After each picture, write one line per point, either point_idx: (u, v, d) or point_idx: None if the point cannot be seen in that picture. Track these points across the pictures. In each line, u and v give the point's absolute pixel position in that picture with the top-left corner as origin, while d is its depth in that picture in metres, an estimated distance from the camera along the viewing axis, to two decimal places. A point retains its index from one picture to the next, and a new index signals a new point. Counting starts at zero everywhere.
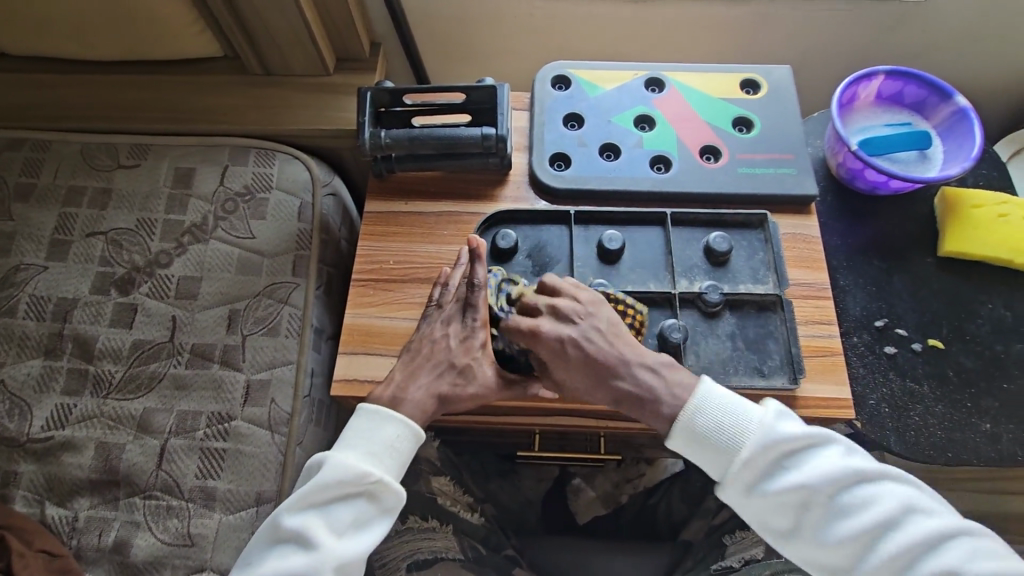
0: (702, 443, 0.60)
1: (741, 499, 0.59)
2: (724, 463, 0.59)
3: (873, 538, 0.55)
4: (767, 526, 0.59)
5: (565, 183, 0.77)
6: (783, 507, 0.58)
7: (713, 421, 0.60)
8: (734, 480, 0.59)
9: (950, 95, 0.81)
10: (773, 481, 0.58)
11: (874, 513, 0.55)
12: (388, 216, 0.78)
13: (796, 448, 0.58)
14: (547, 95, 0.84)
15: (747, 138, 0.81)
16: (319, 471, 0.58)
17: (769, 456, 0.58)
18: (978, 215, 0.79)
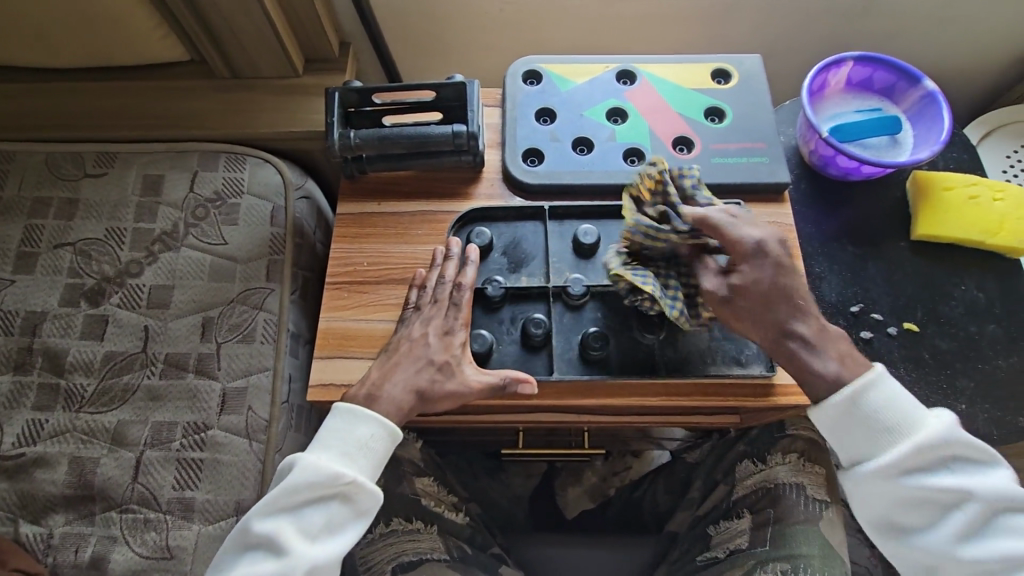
0: (859, 420, 0.60)
1: (879, 487, 0.59)
2: (884, 444, 0.59)
3: (1008, 566, 0.57)
4: (895, 520, 0.60)
5: (538, 179, 0.77)
6: (921, 503, 0.59)
7: (877, 405, 0.59)
8: (882, 468, 0.59)
9: (918, 79, 0.81)
10: (940, 482, 0.58)
11: (1015, 544, 0.57)
12: (361, 218, 0.77)
13: (971, 457, 0.59)
14: (519, 91, 0.84)
15: (719, 128, 0.81)
16: (290, 474, 0.58)
17: (939, 454, 0.59)
18: (949, 197, 0.80)
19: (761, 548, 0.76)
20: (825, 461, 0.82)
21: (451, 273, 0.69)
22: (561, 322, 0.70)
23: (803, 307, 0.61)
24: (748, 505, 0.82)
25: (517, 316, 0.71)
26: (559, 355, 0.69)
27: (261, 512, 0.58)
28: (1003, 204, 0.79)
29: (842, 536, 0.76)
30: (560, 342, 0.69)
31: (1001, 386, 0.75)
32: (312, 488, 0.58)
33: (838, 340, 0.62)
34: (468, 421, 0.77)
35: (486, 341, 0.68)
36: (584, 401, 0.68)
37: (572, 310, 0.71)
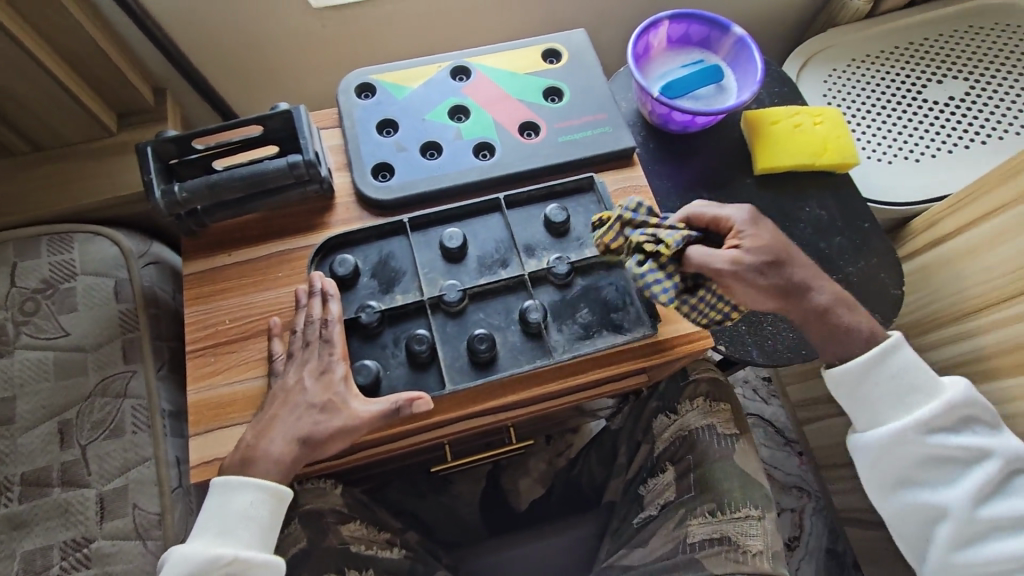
0: (892, 383, 0.70)
1: (913, 442, 0.70)
2: (895, 411, 0.70)
3: (1011, 526, 0.69)
4: (914, 477, 0.71)
5: (392, 194, 0.74)
6: (941, 459, 0.70)
7: (906, 366, 0.70)
8: (916, 421, 0.69)
9: (727, 27, 0.86)
10: (954, 442, 0.70)
11: (1016, 504, 0.69)
12: (214, 273, 0.71)
13: (984, 421, 0.72)
14: (354, 107, 0.80)
15: (560, 106, 0.81)
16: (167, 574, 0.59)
17: (954, 415, 0.70)
18: (777, 130, 0.86)
19: (688, 495, 0.80)
20: (728, 396, 0.86)
21: (302, 316, 0.66)
22: (444, 333, 0.68)
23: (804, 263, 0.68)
24: (669, 458, 0.84)
25: (400, 337, 0.68)
26: (449, 366, 0.66)
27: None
28: (824, 126, 0.86)
29: (755, 462, 0.80)
30: (447, 352, 0.67)
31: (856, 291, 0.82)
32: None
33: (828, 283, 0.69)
34: (390, 450, 0.75)
35: (373, 371, 0.65)
36: (488, 402, 0.66)
37: (454, 317, 0.69)
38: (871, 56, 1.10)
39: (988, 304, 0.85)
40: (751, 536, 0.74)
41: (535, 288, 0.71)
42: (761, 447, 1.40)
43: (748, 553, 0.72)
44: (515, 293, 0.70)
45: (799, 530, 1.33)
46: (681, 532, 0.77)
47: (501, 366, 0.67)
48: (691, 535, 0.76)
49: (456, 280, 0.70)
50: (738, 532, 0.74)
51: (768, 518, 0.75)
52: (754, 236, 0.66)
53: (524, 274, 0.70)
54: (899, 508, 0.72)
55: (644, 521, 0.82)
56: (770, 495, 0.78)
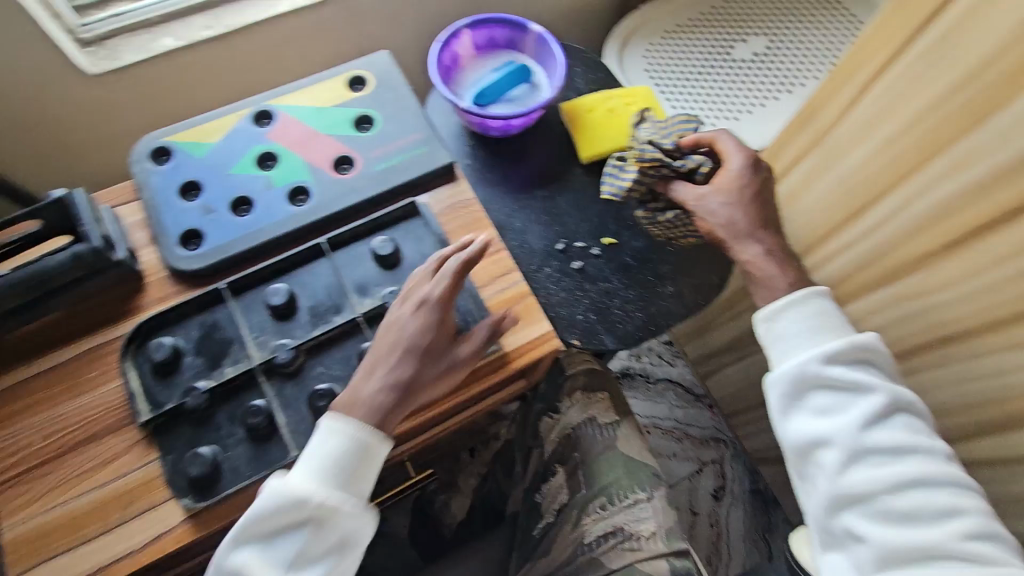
0: (807, 321, 0.66)
1: (804, 369, 0.63)
2: (801, 343, 0.65)
3: (904, 469, 0.59)
4: (805, 410, 0.64)
5: (202, 261, 0.69)
6: (833, 388, 0.63)
7: (815, 310, 0.66)
8: (813, 353, 0.64)
9: (525, 25, 0.87)
10: (846, 374, 0.63)
11: (908, 447, 0.60)
12: (17, 390, 0.65)
13: (883, 370, 0.65)
14: (151, 175, 0.74)
15: (372, 134, 0.79)
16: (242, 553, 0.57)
17: (856, 351, 0.64)
18: (593, 117, 0.89)
19: (580, 493, 0.82)
20: (605, 385, 0.89)
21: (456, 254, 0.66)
22: (283, 397, 0.64)
23: (726, 206, 0.73)
24: (558, 459, 0.86)
25: (236, 413, 0.64)
26: (294, 431, 0.63)
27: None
28: (636, 105, 0.89)
29: (639, 444, 0.85)
30: (290, 418, 0.64)
31: (698, 255, 0.84)
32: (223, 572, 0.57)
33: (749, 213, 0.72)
34: None
35: (211, 458, 0.60)
36: None
37: (293, 377, 0.65)
38: (681, 26, 1.15)
39: (815, 242, 0.87)
40: (642, 520, 0.77)
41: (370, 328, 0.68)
42: (674, 409, 1.44)
43: (641, 539, 0.75)
44: (353, 337, 0.68)
45: (723, 479, 1.39)
46: (578, 533, 0.79)
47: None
48: (587, 535, 0.78)
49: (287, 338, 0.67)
50: (628, 521, 0.77)
51: (656, 497, 0.79)
52: (730, 174, 0.74)
53: (356, 316, 0.68)
54: (787, 432, 0.64)
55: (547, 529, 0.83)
56: (655, 474, 0.82)
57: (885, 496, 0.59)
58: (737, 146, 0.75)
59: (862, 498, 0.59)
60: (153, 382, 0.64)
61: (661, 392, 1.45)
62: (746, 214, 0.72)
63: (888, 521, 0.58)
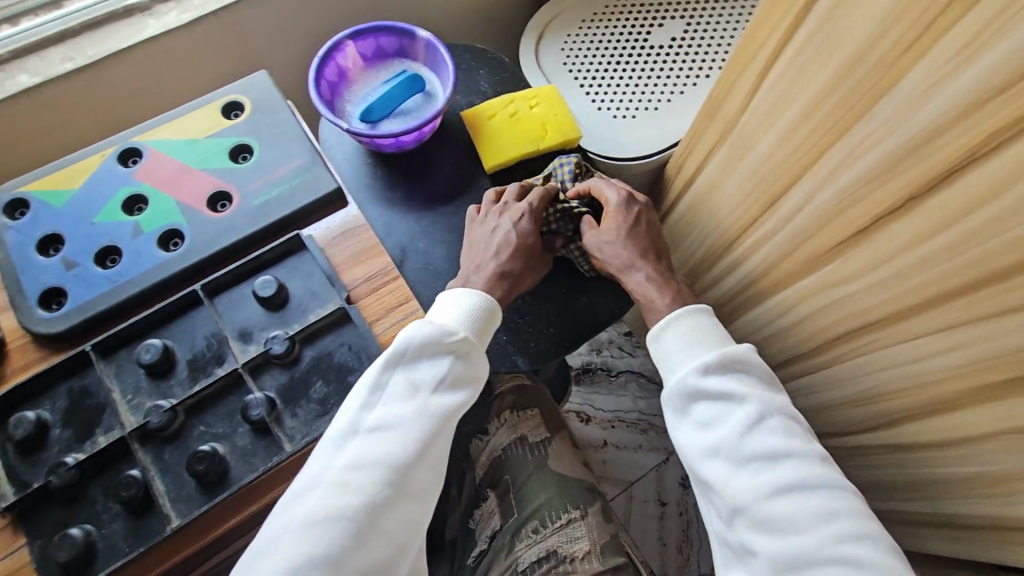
0: (682, 335, 0.67)
1: (682, 385, 0.64)
2: (680, 358, 0.66)
3: (780, 472, 0.59)
4: (689, 421, 0.65)
5: (67, 322, 0.64)
6: (711, 397, 0.64)
7: (693, 325, 0.67)
8: (691, 366, 0.65)
9: (412, 32, 0.81)
10: (720, 385, 0.63)
11: (786, 451, 0.60)
12: None
13: (760, 376, 0.66)
14: (7, 233, 0.68)
15: (251, 164, 0.73)
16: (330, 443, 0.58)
17: (729, 362, 0.65)
18: (494, 124, 0.84)
19: (512, 517, 0.78)
20: (536, 401, 0.87)
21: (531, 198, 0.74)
22: (161, 463, 0.60)
23: (613, 242, 0.73)
24: (488, 482, 0.82)
25: (110, 487, 0.59)
26: (175, 498, 0.59)
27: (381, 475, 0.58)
28: (539, 108, 0.84)
29: (570, 459, 0.83)
30: (170, 484, 0.59)
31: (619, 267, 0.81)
32: (332, 453, 0.57)
33: (629, 243, 0.72)
34: None
35: (82, 539, 0.56)
36: (231, 522, 0.59)
37: (172, 441, 0.61)
38: (597, 14, 1.11)
39: (747, 225, 0.84)
40: (575, 540, 0.75)
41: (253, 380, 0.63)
42: (637, 401, 1.37)
43: (575, 560, 0.73)
44: (237, 391, 0.63)
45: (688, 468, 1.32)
46: (510, 560, 0.75)
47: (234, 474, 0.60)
48: (519, 560, 0.74)
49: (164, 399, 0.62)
50: (561, 543, 0.75)
51: (590, 513, 0.77)
52: (612, 211, 0.74)
53: (237, 368, 0.63)
54: (678, 444, 0.66)
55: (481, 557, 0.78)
56: (588, 490, 0.80)
57: (765, 503, 0.59)
58: (611, 182, 0.76)
59: (745, 505, 0.59)
60: (17, 461, 0.59)
61: (624, 385, 1.38)
62: (635, 245, 0.73)
63: (769, 528, 0.58)
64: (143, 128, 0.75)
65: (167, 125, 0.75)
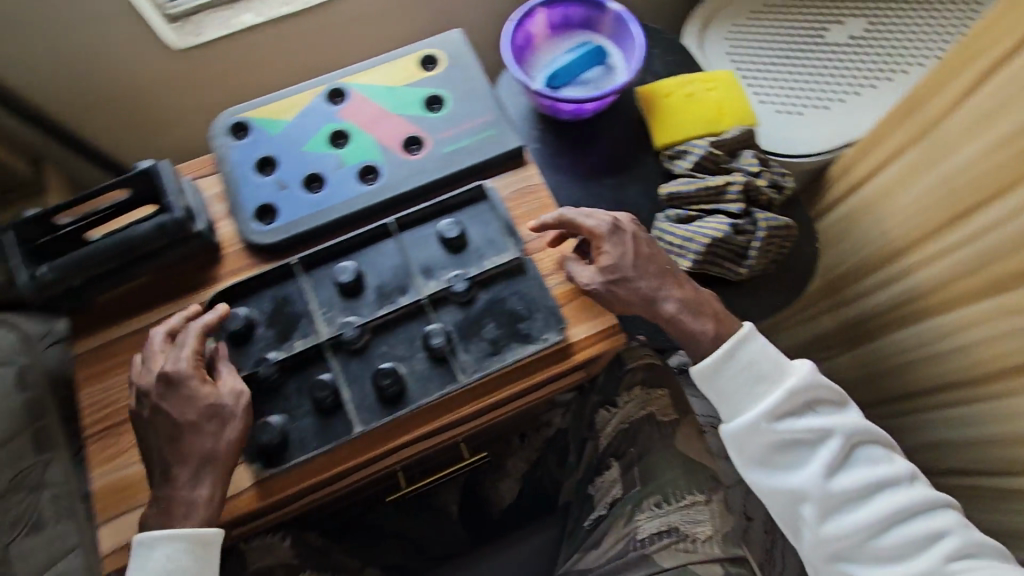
0: (744, 373, 0.68)
1: (763, 430, 0.67)
2: (748, 401, 0.68)
3: (872, 494, 0.66)
4: (770, 462, 0.68)
5: (279, 235, 0.72)
6: (793, 443, 0.67)
7: (754, 357, 0.68)
8: (768, 409, 0.67)
9: (604, 5, 0.83)
10: (799, 423, 0.67)
11: (876, 474, 0.67)
12: (109, 347, 0.70)
13: (828, 400, 0.69)
14: (231, 150, 0.77)
15: (442, 115, 0.78)
16: (155, 552, 0.58)
17: (802, 398, 0.68)
18: (670, 103, 0.84)
19: (635, 490, 0.79)
20: (667, 381, 0.84)
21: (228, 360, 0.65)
22: (348, 372, 0.66)
23: (637, 269, 0.67)
24: (613, 453, 0.84)
25: (304, 385, 0.66)
26: (358, 407, 0.64)
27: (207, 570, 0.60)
28: (717, 92, 0.84)
29: (698, 444, 0.79)
30: (354, 393, 0.65)
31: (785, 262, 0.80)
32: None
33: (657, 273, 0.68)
34: (336, 489, 0.76)
35: (279, 428, 0.63)
36: (401, 438, 0.64)
37: (358, 354, 0.67)
38: (769, 5, 1.06)
39: (927, 235, 0.81)
40: (699, 523, 0.72)
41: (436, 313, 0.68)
42: None
43: (698, 541, 0.70)
44: (417, 319, 0.68)
45: None
46: (630, 528, 0.76)
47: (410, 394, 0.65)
48: (639, 530, 0.75)
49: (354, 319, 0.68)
50: (684, 522, 0.73)
51: (715, 501, 0.74)
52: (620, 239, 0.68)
53: (422, 299, 0.68)
54: (758, 487, 0.69)
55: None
56: (716, 477, 0.77)
57: (870, 537, 0.65)
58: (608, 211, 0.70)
59: (850, 544, 0.65)
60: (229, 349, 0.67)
61: None
62: (650, 270, 0.68)
63: (870, 547, 0.65)
64: (350, 71, 0.82)
65: (371, 71, 0.81)
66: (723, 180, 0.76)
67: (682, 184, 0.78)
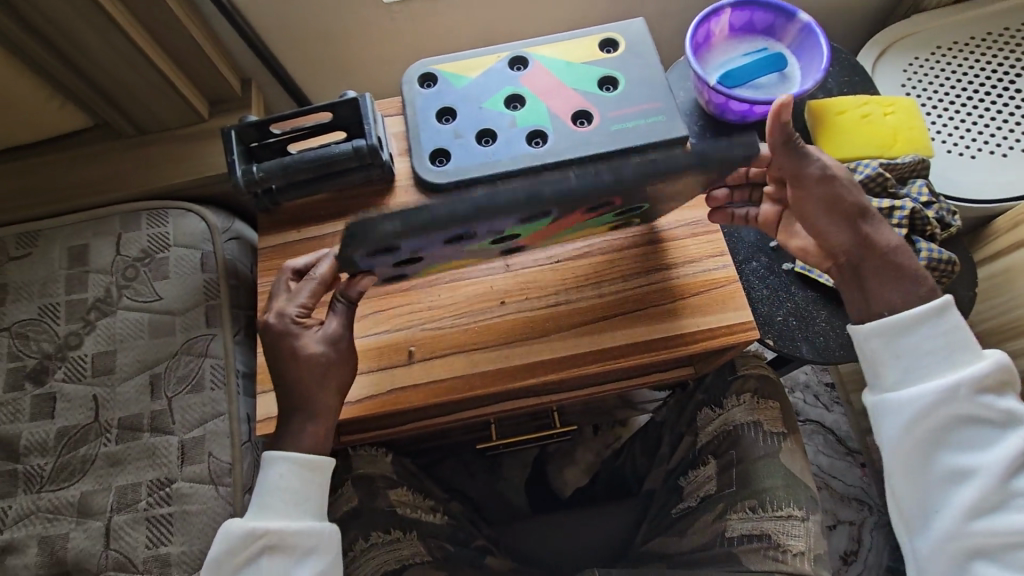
0: (946, 337, 0.62)
1: (959, 397, 0.61)
2: (942, 366, 0.62)
3: None
4: (950, 434, 0.62)
5: (449, 178, 0.79)
6: (982, 422, 0.61)
7: (954, 324, 0.62)
8: (970, 377, 0.61)
9: (793, 14, 0.83)
10: (993, 403, 0.61)
11: None
12: (285, 248, 0.79)
13: (1018, 397, 0.64)
14: (416, 96, 0.84)
15: (615, 95, 0.82)
16: (269, 471, 0.63)
17: (1002, 380, 0.62)
18: (843, 121, 0.83)
19: (729, 490, 0.79)
20: (778, 395, 0.83)
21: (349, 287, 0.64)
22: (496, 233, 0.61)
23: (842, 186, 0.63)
24: (712, 451, 0.84)
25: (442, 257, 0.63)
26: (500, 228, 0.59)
27: (307, 492, 0.64)
28: (895, 117, 0.84)
29: (803, 462, 0.78)
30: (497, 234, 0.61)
31: None
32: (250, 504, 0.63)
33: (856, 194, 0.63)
34: (452, 421, 0.82)
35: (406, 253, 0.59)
36: (529, 379, 0.70)
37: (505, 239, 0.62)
38: (959, 44, 1.00)
39: None
40: (793, 536, 0.72)
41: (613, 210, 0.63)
42: None
43: (788, 552, 0.71)
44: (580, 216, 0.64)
45: (857, 546, 1.11)
46: (720, 525, 0.77)
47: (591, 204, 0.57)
48: (730, 529, 0.76)
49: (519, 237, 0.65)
50: (779, 531, 0.73)
51: (813, 520, 0.73)
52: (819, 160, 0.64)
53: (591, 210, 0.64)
54: (924, 456, 0.63)
55: (503, 557, 0.85)
56: (816, 497, 0.75)
57: None
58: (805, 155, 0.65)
59: (998, 544, 0.60)
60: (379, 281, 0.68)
61: None
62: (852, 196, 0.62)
63: (1022, 557, 0.59)
64: (535, 42, 0.87)
65: (554, 46, 0.87)
66: (890, 205, 0.78)
67: None
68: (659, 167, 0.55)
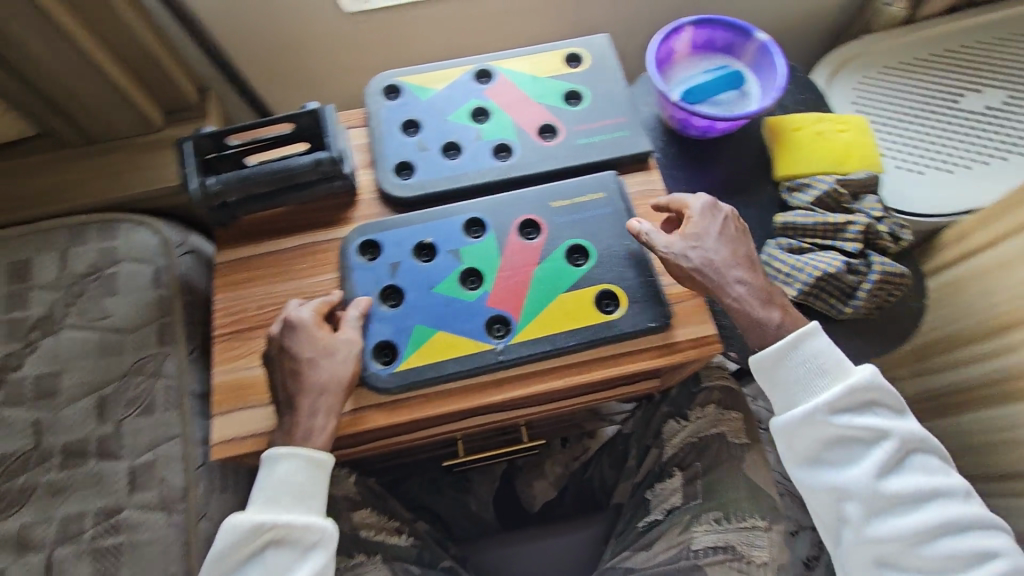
0: (805, 367, 0.68)
1: (819, 422, 0.67)
2: (802, 395, 0.68)
3: (920, 500, 0.66)
4: (822, 455, 0.68)
5: (413, 191, 0.77)
6: (849, 439, 0.67)
7: (816, 354, 0.68)
8: (825, 403, 0.67)
9: (752, 33, 0.86)
10: (855, 420, 0.67)
11: (926, 482, 0.67)
12: (243, 262, 0.76)
13: (888, 405, 0.69)
14: (380, 107, 0.83)
15: (579, 109, 0.82)
16: (275, 469, 0.63)
17: (863, 399, 0.68)
18: (799, 136, 0.86)
19: (694, 502, 0.80)
20: (742, 405, 0.85)
21: (352, 309, 0.70)
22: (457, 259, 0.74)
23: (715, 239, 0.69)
24: (677, 463, 0.84)
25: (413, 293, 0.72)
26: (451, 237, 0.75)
27: (312, 490, 0.65)
28: (848, 134, 0.87)
29: (766, 473, 0.79)
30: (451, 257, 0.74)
31: (883, 318, 0.84)
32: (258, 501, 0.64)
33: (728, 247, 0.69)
34: (419, 436, 0.80)
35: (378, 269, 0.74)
36: (493, 396, 0.69)
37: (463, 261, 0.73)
38: (905, 64, 1.05)
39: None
40: (756, 547, 0.74)
41: (558, 240, 0.74)
42: None
43: (752, 563, 0.73)
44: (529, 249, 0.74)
45: None
46: (686, 537, 0.78)
47: (519, 215, 0.75)
48: (696, 541, 0.77)
49: (480, 283, 0.73)
50: (743, 542, 0.74)
51: (776, 529, 0.74)
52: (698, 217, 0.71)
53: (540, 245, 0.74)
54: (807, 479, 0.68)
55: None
56: (778, 506, 0.76)
57: (916, 543, 0.65)
58: (706, 211, 0.71)
59: (893, 547, 0.65)
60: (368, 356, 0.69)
61: None
62: (721, 250, 0.69)
63: (914, 553, 0.65)
64: (501, 54, 0.87)
65: (520, 59, 0.86)
66: (844, 220, 0.80)
67: (802, 217, 0.81)
68: (570, 186, 0.77)
